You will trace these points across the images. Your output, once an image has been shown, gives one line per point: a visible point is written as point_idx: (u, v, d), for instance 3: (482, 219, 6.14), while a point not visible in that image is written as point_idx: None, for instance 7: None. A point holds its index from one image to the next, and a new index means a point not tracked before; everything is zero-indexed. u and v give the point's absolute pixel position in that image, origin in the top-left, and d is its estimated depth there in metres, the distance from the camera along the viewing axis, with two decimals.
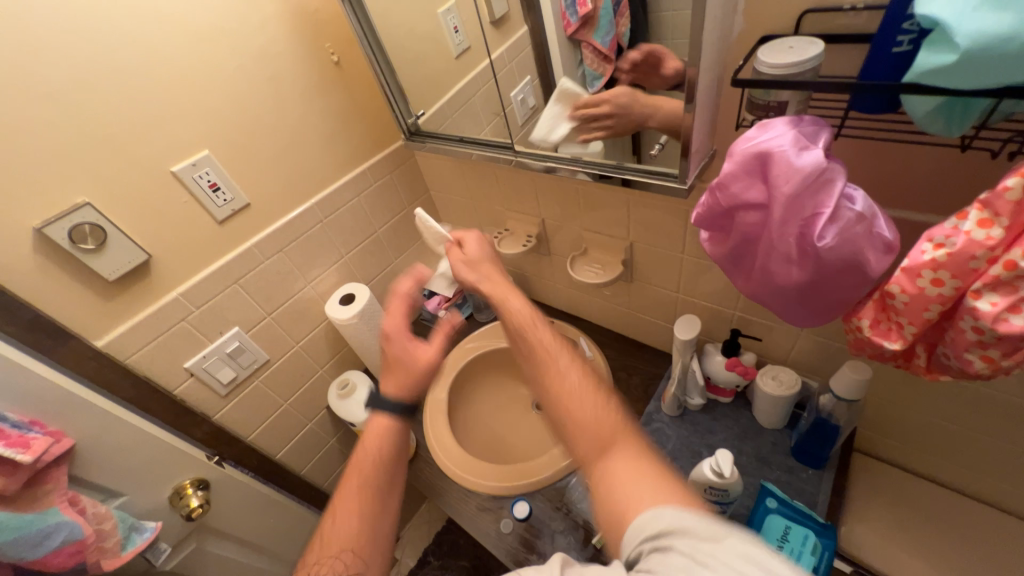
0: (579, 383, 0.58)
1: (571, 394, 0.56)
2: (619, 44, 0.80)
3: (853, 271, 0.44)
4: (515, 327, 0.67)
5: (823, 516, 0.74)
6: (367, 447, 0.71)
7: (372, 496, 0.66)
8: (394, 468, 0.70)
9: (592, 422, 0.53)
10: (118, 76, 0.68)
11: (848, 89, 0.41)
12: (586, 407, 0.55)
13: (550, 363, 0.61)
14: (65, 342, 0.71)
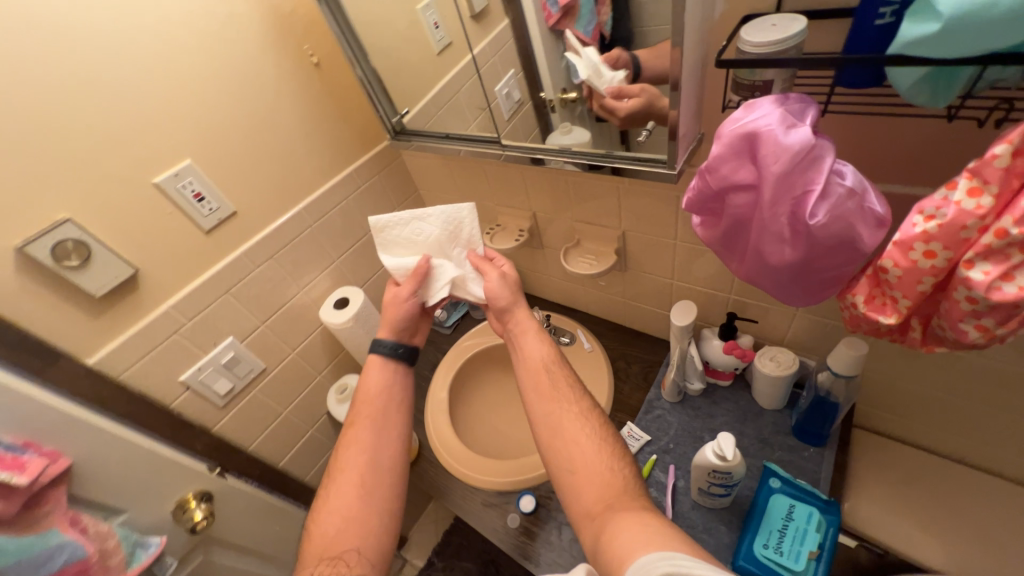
0: (588, 435, 0.63)
1: (579, 447, 0.62)
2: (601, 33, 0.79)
3: (846, 248, 0.44)
4: (532, 369, 0.72)
5: (826, 493, 0.74)
6: (366, 386, 0.79)
7: (375, 427, 0.75)
8: (393, 403, 0.79)
9: (597, 479, 0.59)
10: (93, 88, 0.66)
11: (832, 64, 0.40)
12: (593, 461, 0.61)
13: (558, 416, 0.65)
14: (55, 362, 0.69)
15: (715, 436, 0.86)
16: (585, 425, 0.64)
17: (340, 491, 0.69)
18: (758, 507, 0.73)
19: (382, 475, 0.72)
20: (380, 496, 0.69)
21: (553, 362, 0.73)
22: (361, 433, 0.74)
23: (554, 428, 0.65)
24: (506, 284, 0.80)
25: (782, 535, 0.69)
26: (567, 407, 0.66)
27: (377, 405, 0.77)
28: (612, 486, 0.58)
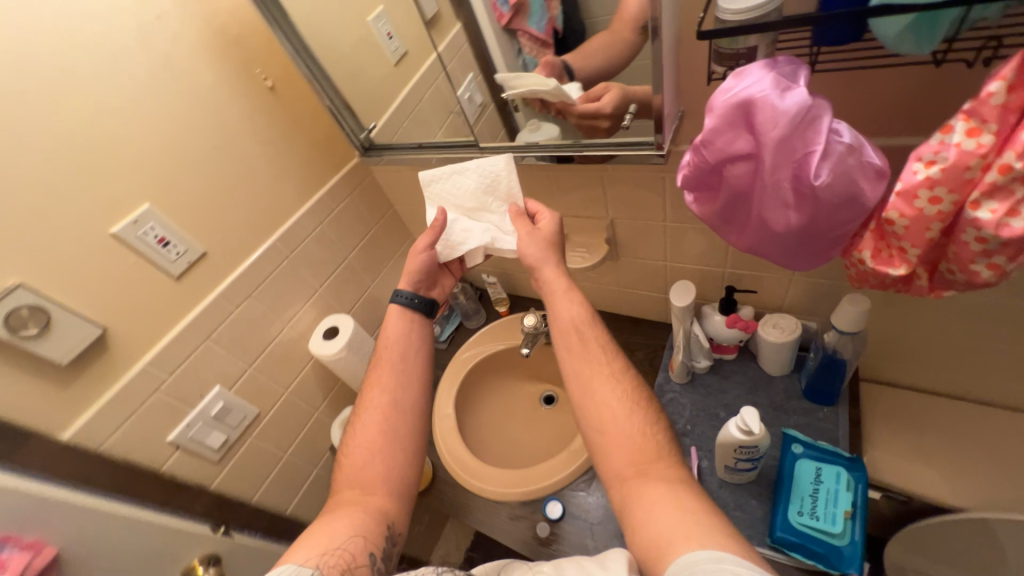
0: (620, 399, 0.60)
1: (609, 404, 0.60)
2: (555, 28, 0.88)
3: (851, 205, 0.43)
4: (564, 331, 0.67)
5: (847, 450, 0.75)
6: (386, 336, 0.79)
7: (397, 372, 0.76)
8: (414, 349, 0.79)
9: (628, 444, 0.57)
10: (28, 140, 0.61)
11: (817, 23, 0.40)
12: (624, 422, 0.58)
13: (591, 377, 0.63)
14: (26, 443, 0.63)
15: (730, 411, 0.86)
16: (614, 383, 0.61)
17: (366, 426, 0.71)
18: (785, 475, 0.73)
19: (405, 415, 0.73)
20: (405, 433, 0.71)
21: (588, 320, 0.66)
22: (383, 377, 0.75)
23: (580, 382, 0.64)
24: (538, 240, 0.71)
25: (814, 499, 0.69)
26: (596, 361, 0.64)
27: (399, 352, 0.77)
28: (644, 450, 0.56)
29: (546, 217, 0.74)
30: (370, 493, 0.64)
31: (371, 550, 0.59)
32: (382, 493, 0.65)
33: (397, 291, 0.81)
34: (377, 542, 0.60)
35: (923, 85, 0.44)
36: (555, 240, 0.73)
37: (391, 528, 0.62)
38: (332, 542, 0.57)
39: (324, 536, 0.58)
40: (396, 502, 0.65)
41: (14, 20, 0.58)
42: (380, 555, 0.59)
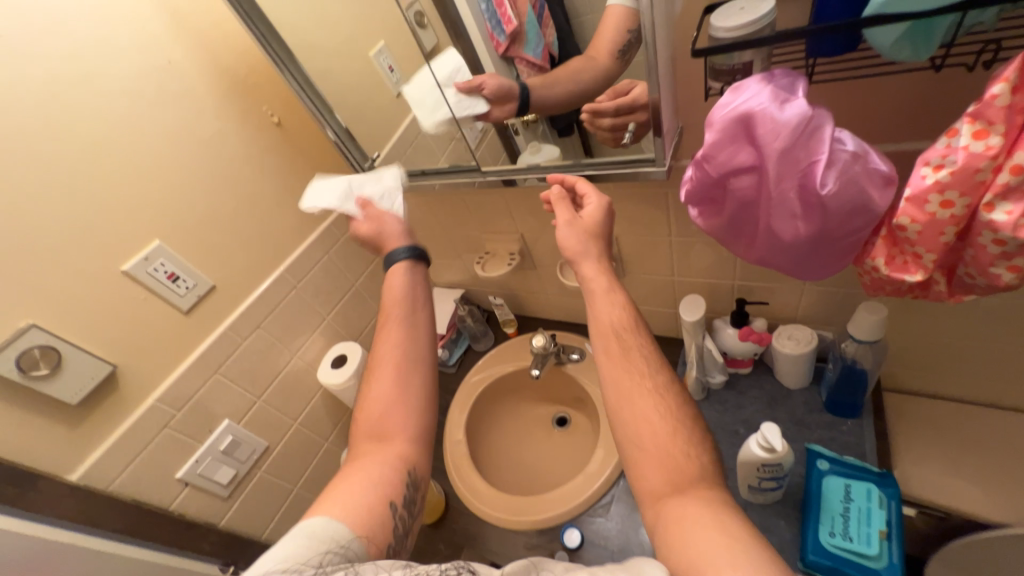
0: (660, 414, 0.58)
1: (633, 379, 0.60)
2: (550, 54, 0.86)
3: (861, 212, 0.43)
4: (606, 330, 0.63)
5: (876, 465, 0.72)
6: (390, 295, 0.77)
7: (405, 328, 0.75)
8: (419, 306, 0.78)
9: (656, 454, 0.55)
10: (45, 184, 0.63)
11: (811, 35, 0.40)
12: (655, 432, 0.56)
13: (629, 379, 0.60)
14: (35, 485, 0.62)
15: (749, 427, 0.84)
16: (640, 358, 0.61)
17: (379, 382, 0.71)
18: (813, 493, 0.69)
19: (414, 375, 0.72)
20: (415, 398, 0.70)
21: (630, 325, 0.63)
22: (390, 338, 0.74)
23: (605, 350, 0.63)
24: (577, 233, 0.67)
25: (846, 519, 0.65)
26: (624, 335, 0.63)
27: (405, 311, 0.76)
28: (683, 471, 0.53)
29: (592, 204, 0.68)
30: (386, 451, 0.64)
31: (393, 502, 0.59)
32: (399, 452, 0.65)
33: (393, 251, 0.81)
34: (399, 491, 0.61)
35: (922, 93, 0.44)
36: (596, 231, 0.68)
37: (412, 478, 0.63)
38: (356, 499, 0.58)
39: (348, 492, 0.59)
40: (412, 458, 0.65)
41: (33, 74, 0.61)
42: (401, 504, 0.60)
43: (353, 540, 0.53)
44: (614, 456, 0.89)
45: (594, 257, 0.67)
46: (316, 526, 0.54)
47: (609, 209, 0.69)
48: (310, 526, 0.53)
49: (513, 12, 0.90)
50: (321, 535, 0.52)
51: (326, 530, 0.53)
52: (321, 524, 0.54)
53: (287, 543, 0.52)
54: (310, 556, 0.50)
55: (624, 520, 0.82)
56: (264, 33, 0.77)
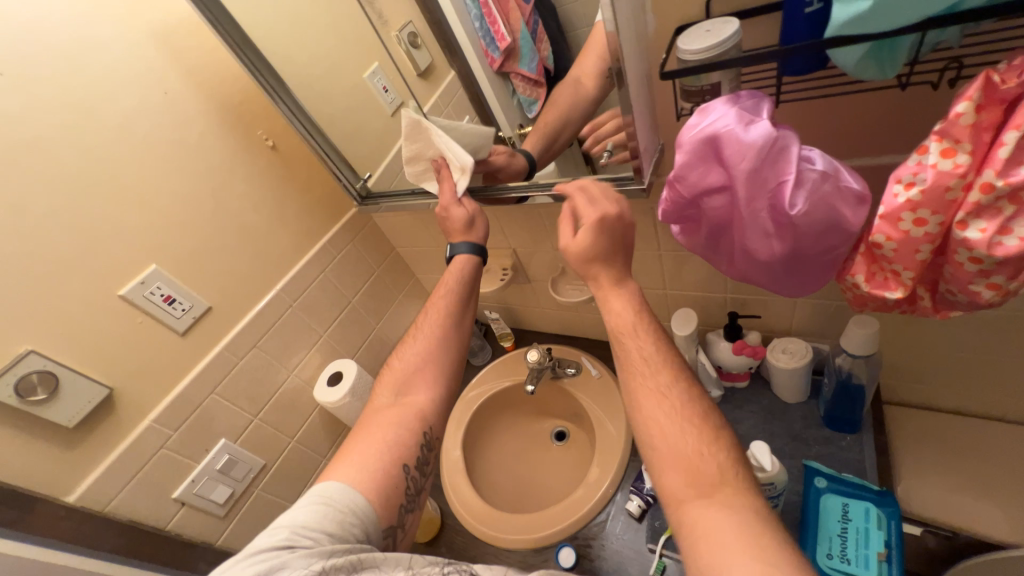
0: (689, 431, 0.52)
1: (645, 373, 0.57)
2: (546, 67, 0.91)
3: (835, 230, 0.42)
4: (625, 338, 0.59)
5: (876, 483, 0.70)
6: (444, 284, 0.78)
7: (445, 325, 0.76)
8: (463, 310, 0.79)
9: (673, 456, 0.51)
10: (44, 215, 0.65)
11: (776, 57, 0.40)
12: (677, 429, 0.52)
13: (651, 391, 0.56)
14: (32, 508, 0.64)
15: (746, 443, 0.82)
16: (652, 344, 0.58)
17: (407, 356, 0.75)
18: (810, 512, 0.68)
19: (446, 354, 0.75)
20: (437, 372, 0.74)
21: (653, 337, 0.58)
22: (428, 323, 0.77)
23: (618, 347, 0.60)
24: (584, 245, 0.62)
25: (843, 540, 0.64)
26: (631, 324, 0.59)
27: (451, 300, 0.77)
28: (704, 472, 0.49)
29: (580, 234, 0.62)
30: (406, 411, 0.69)
31: (405, 463, 0.65)
32: (416, 413, 0.69)
33: (454, 243, 0.79)
34: (412, 454, 0.66)
35: (894, 109, 0.44)
36: (591, 259, 0.61)
37: (426, 439, 0.68)
38: (370, 458, 0.63)
39: (360, 454, 0.64)
40: (427, 419, 0.70)
41: (33, 112, 0.64)
42: (413, 466, 0.66)
43: (368, 509, 0.59)
44: (610, 472, 0.88)
45: (607, 262, 0.62)
46: (333, 492, 0.59)
47: (600, 227, 0.61)
48: (326, 489, 0.59)
49: (506, 29, 0.97)
50: (336, 503, 0.58)
51: (342, 498, 0.59)
52: (336, 490, 0.59)
53: (306, 505, 0.58)
54: (324, 520, 0.56)
55: (618, 538, 0.81)
56: (255, 63, 0.79)
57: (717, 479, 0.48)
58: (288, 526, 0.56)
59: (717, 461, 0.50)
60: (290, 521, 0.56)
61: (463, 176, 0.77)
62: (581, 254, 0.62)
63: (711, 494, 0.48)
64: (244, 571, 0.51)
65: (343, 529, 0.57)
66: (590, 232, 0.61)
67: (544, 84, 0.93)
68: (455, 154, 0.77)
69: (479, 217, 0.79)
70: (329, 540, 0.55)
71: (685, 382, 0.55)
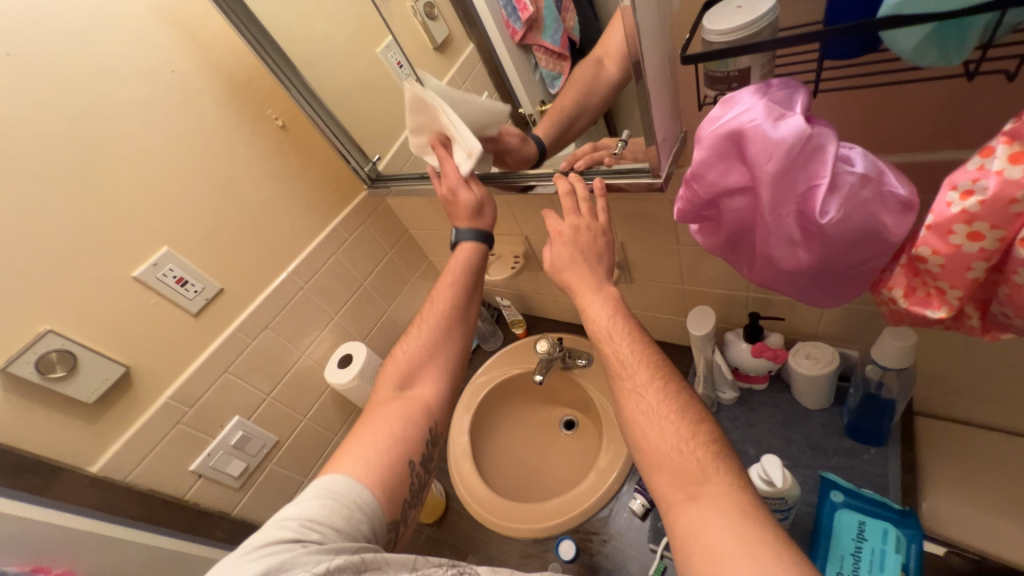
0: (676, 448, 0.49)
1: (632, 381, 0.54)
2: (571, 38, 0.81)
3: (870, 241, 0.37)
4: (606, 338, 0.57)
5: (898, 502, 0.66)
6: (449, 272, 0.77)
7: (448, 318, 0.76)
8: (467, 299, 0.78)
9: (664, 463, 0.49)
10: (56, 198, 0.66)
11: (815, 40, 0.35)
12: (665, 432, 0.50)
13: (633, 399, 0.53)
14: (57, 477, 0.68)
15: (759, 448, 0.79)
16: (629, 345, 0.55)
17: (411, 346, 0.75)
18: (823, 529, 0.64)
19: (449, 344, 0.76)
20: (444, 367, 0.75)
21: (642, 345, 0.55)
22: (432, 313, 0.76)
23: (602, 357, 0.57)
24: (573, 250, 0.61)
25: (857, 561, 0.60)
26: (611, 329, 0.56)
27: (457, 290, 0.76)
28: (688, 471, 0.47)
29: (549, 250, 0.64)
30: (412, 404, 0.70)
31: (410, 457, 0.65)
32: (423, 406, 0.70)
33: (459, 229, 0.77)
34: (416, 449, 0.67)
35: (963, 98, 0.39)
36: (560, 267, 0.62)
37: (430, 434, 0.69)
38: (374, 450, 0.64)
39: (367, 447, 0.64)
40: (432, 415, 0.71)
41: (42, 94, 0.64)
42: (418, 461, 0.66)
43: (373, 501, 0.60)
44: (616, 467, 0.87)
45: (582, 266, 0.60)
46: (339, 485, 0.59)
47: (575, 237, 0.61)
48: (332, 483, 0.59)
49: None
50: (342, 498, 0.58)
51: (347, 492, 0.59)
52: (344, 485, 0.59)
53: (311, 498, 0.58)
54: (331, 515, 0.56)
55: (619, 536, 0.80)
56: (259, 40, 0.77)
57: (702, 476, 0.46)
58: (295, 518, 0.56)
59: (704, 460, 0.47)
60: (297, 514, 0.56)
61: (468, 160, 0.70)
62: (550, 264, 0.63)
63: (696, 495, 0.45)
64: (254, 565, 0.51)
65: (350, 525, 0.57)
66: (557, 244, 0.62)
67: (569, 58, 0.83)
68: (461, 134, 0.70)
69: (487, 203, 0.74)
70: (337, 538, 0.55)
71: (690, 392, 0.53)
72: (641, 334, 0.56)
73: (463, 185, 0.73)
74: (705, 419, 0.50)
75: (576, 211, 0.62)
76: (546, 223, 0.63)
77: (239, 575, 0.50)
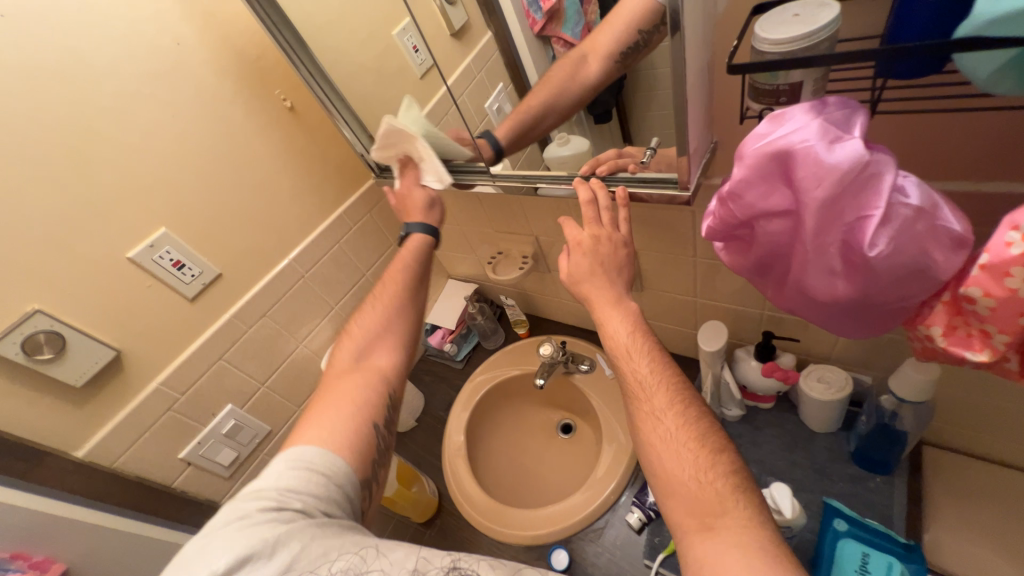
0: (695, 477, 0.47)
1: (649, 403, 0.52)
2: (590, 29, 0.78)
3: (916, 277, 0.35)
4: (624, 357, 0.54)
5: (903, 535, 0.64)
6: (399, 258, 0.75)
7: (399, 298, 0.73)
8: (419, 277, 0.76)
9: (680, 490, 0.47)
10: (48, 171, 0.63)
11: (878, 57, 0.32)
12: (682, 459, 0.48)
13: (647, 421, 0.51)
14: (41, 461, 0.65)
15: (763, 469, 0.77)
16: (648, 364, 0.53)
17: (367, 320, 0.71)
18: (825, 557, 0.63)
19: (405, 310, 0.73)
20: (402, 339, 0.71)
21: (666, 367, 0.53)
22: (386, 292, 0.73)
23: (620, 376, 0.55)
24: (594, 262, 0.58)
25: None
26: (630, 347, 0.54)
27: (409, 274, 0.74)
28: (704, 501, 0.45)
29: (566, 259, 0.61)
30: (370, 373, 0.66)
31: (375, 421, 0.62)
32: (380, 374, 0.67)
33: (409, 223, 0.78)
34: (380, 414, 0.64)
35: None
36: (577, 279, 0.59)
37: (391, 399, 0.66)
38: (340, 421, 0.60)
39: (331, 418, 0.61)
40: (393, 381, 0.67)
41: (40, 60, 0.60)
42: (383, 424, 0.63)
43: (351, 473, 0.57)
44: (615, 478, 0.85)
45: (604, 280, 0.58)
46: (310, 453, 0.56)
47: (594, 250, 0.58)
48: (303, 453, 0.56)
49: None
50: (317, 468, 0.55)
51: (323, 463, 0.56)
52: (317, 455, 0.56)
53: (284, 469, 0.55)
54: (310, 484, 0.54)
55: (614, 549, 0.79)
56: (271, 17, 0.73)
57: (719, 507, 0.44)
58: (273, 489, 0.53)
59: (723, 491, 0.45)
60: (274, 483, 0.53)
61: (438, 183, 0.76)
62: (568, 275, 0.60)
63: (712, 527, 0.44)
64: (244, 537, 0.49)
65: (329, 492, 0.54)
66: (575, 255, 0.60)
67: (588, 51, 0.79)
68: (434, 163, 0.76)
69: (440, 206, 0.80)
70: (320, 507, 0.53)
71: (704, 416, 0.50)
72: (664, 357, 0.54)
73: (421, 188, 0.79)
74: (717, 447, 0.48)
75: (599, 221, 0.60)
76: (564, 232, 0.61)
77: (229, 549, 0.48)
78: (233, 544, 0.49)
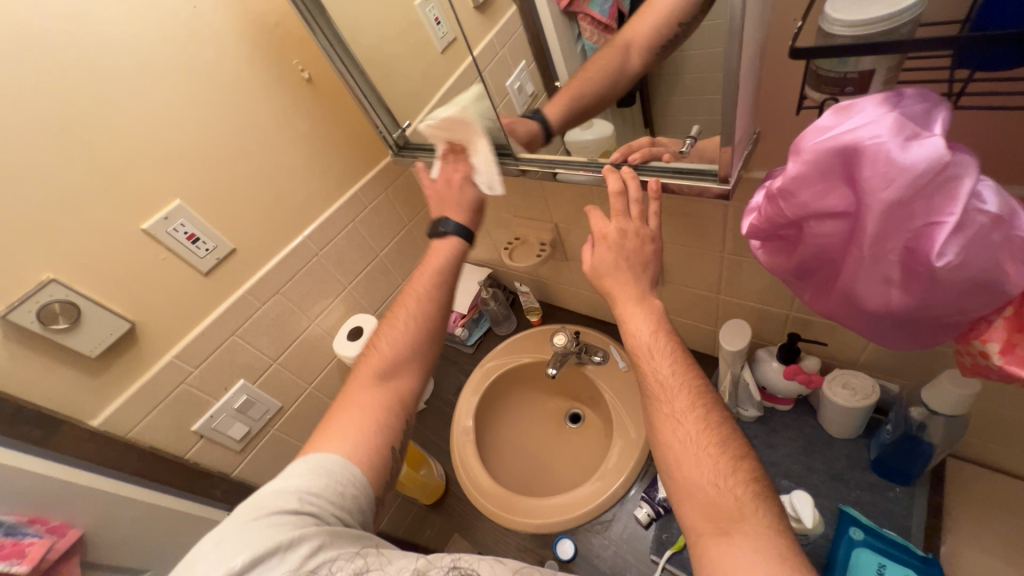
0: (715, 482, 0.45)
1: (670, 405, 0.50)
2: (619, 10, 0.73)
3: (984, 291, 0.32)
4: (646, 356, 0.52)
5: (920, 547, 0.63)
6: (431, 260, 0.71)
7: (426, 307, 0.69)
8: (449, 285, 0.71)
9: (697, 494, 0.45)
10: (62, 138, 0.61)
11: (965, 45, 0.29)
12: (701, 464, 0.46)
13: (666, 423, 0.50)
14: (58, 429, 0.66)
15: (777, 472, 0.76)
16: (670, 365, 0.51)
17: (392, 336, 0.68)
18: (837, 564, 0.62)
19: (433, 322, 0.70)
20: (426, 357, 0.68)
21: (690, 369, 0.51)
22: (414, 298, 0.70)
23: (639, 375, 0.54)
24: (619, 255, 0.56)
25: None
26: (653, 347, 0.52)
27: (439, 280, 0.70)
28: (722, 507, 0.44)
29: (591, 251, 0.59)
30: (390, 392, 0.64)
31: (393, 444, 0.62)
32: (401, 394, 0.65)
33: (446, 219, 0.71)
34: (397, 436, 0.63)
35: None
36: (600, 272, 0.57)
37: (408, 422, 0.65)
38: (358, 438, 0.60)
39: (347, 433, 0.60)
40: (412, 405, 0.66)
41: (52, 19, 0.57)
42: (399, 446, 0.63)
43: (366, 486, 0.57)
44: (624, 471, 0.84)
45: (628, 276, 0.55)
46: (330, 461, 0.56)
47: (617, 243, 0.56)
48: (324, 460, 0.56)
49: None
50: (337, 476, 0.55)
51: (341, 472, 0.56)
52: (336, 464, 0.56)
53: (303, 473, 0.55)
54: (328, 490, 0.54)
55: (620, 542, 0.78)
56: None
57: (738, 513, 0.43)
58: (294, 490, 0.53)
59: (743, 498, 0.44)
60: (294, 485, 0.53)
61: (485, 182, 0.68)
62: (591, 268, 0.58)
63: (728, 531, 0.42)
64: (260, 537, 0.49)
65: (345, 499, 0.55)
66: (600, 248, 0.57)
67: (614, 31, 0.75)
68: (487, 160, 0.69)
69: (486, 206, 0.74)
70: (334, 513, 0.53)
71: (728, 421, 0.49)
72: (688, 358, 0.52)
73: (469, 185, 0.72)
74: (741, 454, 0.46)
75: (627, 212, 0.57)
76: (590, 223, 0.58)
77: (243, 545, 0.48)
78: (247, 544, 0.48)
